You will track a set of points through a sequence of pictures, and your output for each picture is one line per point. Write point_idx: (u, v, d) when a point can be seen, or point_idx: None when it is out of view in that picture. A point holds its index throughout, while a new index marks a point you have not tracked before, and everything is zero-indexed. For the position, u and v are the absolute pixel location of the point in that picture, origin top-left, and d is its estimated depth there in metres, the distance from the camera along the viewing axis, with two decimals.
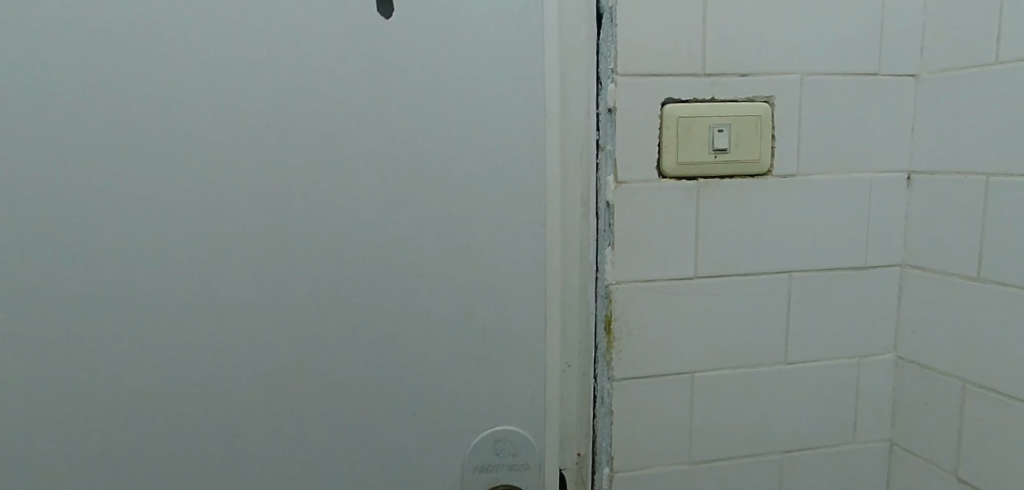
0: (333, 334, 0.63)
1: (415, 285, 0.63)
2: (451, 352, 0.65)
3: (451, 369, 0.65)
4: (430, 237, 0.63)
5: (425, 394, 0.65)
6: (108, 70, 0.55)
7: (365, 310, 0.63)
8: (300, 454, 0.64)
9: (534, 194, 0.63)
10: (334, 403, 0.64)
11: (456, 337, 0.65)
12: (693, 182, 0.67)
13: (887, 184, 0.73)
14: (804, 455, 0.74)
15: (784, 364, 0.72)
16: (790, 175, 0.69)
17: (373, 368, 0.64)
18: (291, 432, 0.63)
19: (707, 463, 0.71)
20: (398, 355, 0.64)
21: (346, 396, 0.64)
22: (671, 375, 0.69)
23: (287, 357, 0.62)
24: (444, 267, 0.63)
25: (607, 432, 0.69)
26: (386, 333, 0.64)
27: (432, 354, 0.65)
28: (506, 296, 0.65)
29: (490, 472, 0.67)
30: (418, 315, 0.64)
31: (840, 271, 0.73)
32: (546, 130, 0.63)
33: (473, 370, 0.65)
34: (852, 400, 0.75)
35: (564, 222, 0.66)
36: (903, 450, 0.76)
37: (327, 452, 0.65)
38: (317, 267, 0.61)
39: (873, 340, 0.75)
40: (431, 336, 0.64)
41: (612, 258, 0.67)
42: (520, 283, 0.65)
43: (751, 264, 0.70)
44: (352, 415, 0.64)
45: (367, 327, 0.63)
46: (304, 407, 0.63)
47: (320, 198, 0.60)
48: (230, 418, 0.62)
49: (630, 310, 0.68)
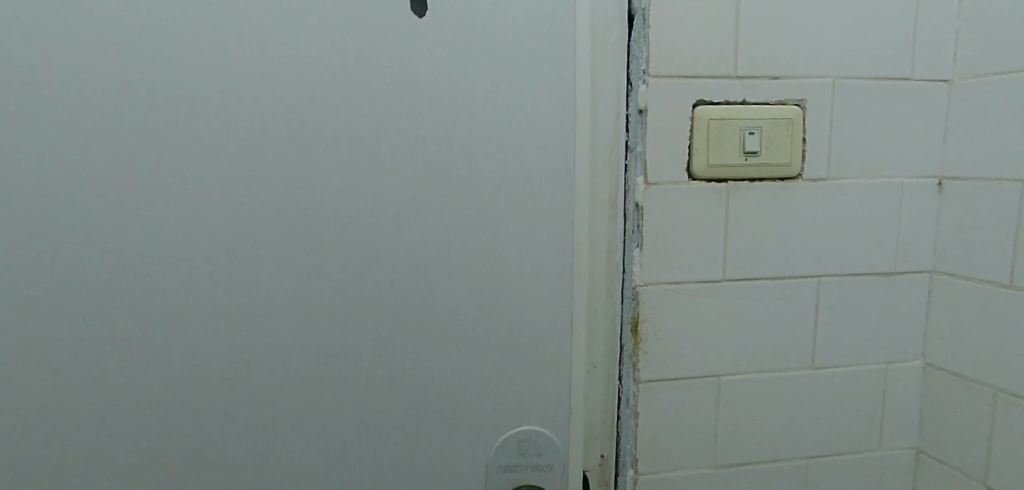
0: (361, 330, 0.63)
1: (443, 283, 0.64)
2: (478, 351, 0.65)
3: (478, 368, 0.65)
4: (458, 236, 0.63)
5: (452, 392, 0.66)
6: (149, 68, 0.56)
7: (393, 307, 0.63)
8: (326, 450, 0.65)
9: (563, 195, 0.64)
10: (361, 399, 0.64)
11: (483, 336, 0.65)
12: (723, 184, 0.67)
13: (918, 189, 0.72)
14: (830, 461, 0.74)
15: (811, 369, 0.72)
16: (820, 179, 0.69)
17: (400, 365, 0.64)
18: (318, 426, 0.64)
19: (732, 467, 0.71)
20: (425, 352, 0.64)
21: (373, 393, 0.64)
22: (697, 378, 0.69)
23: (316, 353, 0.63)
24: (472, 267, 0.64)
25: (632, 434, 0.69)
26: (414, 330, 0.64)
27: (458, 353, 0.65)
28: (533, 296, 0.65)
29: (513, 472, 0.67)
30: (445, 313, 0.64)
31: (869, 277, 0.72)
32: (575, 131, 0.63)
33: (499, 369, 0.66)
34: (878, 406, 0.74)
35: (592, 222, 0.66)
36: (930, 457, 0.75)
37: (353, 449, 0.65)
38: (347, 264, 0.62)
39: (901, 346, 0.74)
40: (458, 334, 0.65)
41: (641, 260, 0.66)
42: (547, 283, 0.65)
43: (780, 268, 0.69)
44: (378, 411, 0.65)
45: (395, 325, 0.64)
46: (332, 403, 0.64)
47: (352, 195, 0.61)
48: (258, 412, 0.63)
49: (657, 311, 0.67)
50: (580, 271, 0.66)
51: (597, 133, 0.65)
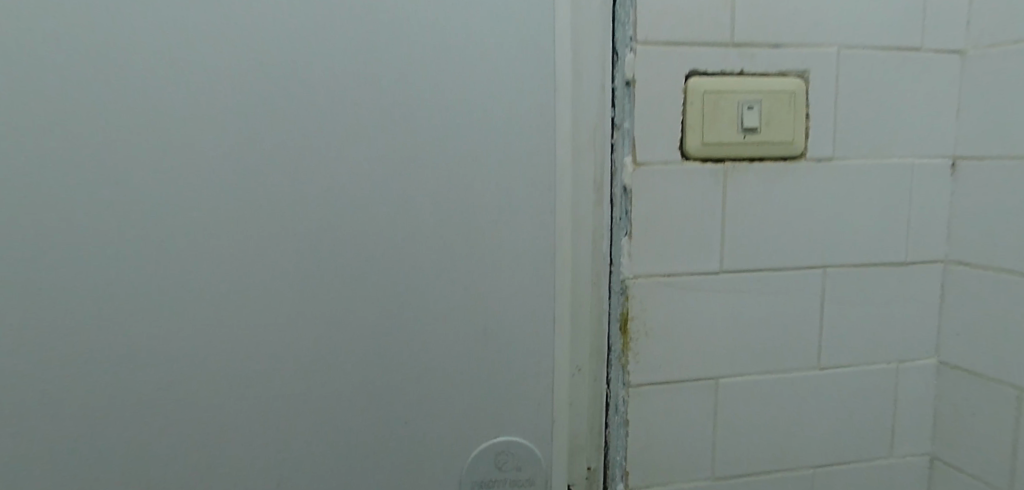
0: (316, 332, 0.56)
1: (409, 276, 0.56)
2: (450, 353, 0.58)
3: (450, 372, 0.58)
4: (425, 224, 0.56)
5: (421, 400, 0.58)
6: (55, 27, 0.48)
7: (352, 305, 0.56)
8: (279, 468, 0.57)
9: (542, 176, 0.57)
10: (317, 410, 0.57)
11: (455, 336, 0.58)
12: (720, 165, 0.60)
13: (930, 171, 0.66)
14: (838, 470, 0.67)
15: (817, 369, 0.65)
16: (825, 159, 0.63)
17: (362, 371, 0.57)
18: (268, 441, 0.56)
19: (733, 478, 0.64)
20: (390, 356, 0.57)
21: (331, 403, 0.57)
22: (693, 380, 0.62)
23: (265, 358, 0.55)
24: (442, 258, 0.57)
25: (622, 444, 0.62)
26: (377, 330, 0.57)
27: (428, 356, 0.58)
28: (510, 290, 0.58)
29: (490, 488, 0.60)
30: (413, 310, 0.57)
31: (879, 267, 0.66)
32: (558, 104, 0.57)
33: (474, 373, 0.59)
34: (890, 408, 0.68)
35: (576, 209, 0.59)
36: (947, 465, 0.69)
37: (310, 466, 0.58)
38: (298, 256, 0.54)
39: (913, 341, 0.68)
40: (427, 334, 0.57)
41: (630, 249, 0.59)
42: (527, 276, 0.58)
43: (782, 258, 0.63)
44: (338, 423, 0.57)
45: (355, 325, 0.56)
46: (284, 416, 0.56)
47: (302, 177, 0.53)
48: (197, 428, 0.55)
49: (649, 307, 0.60)
50: (564, 260, 0.59)
51: (580, 109, 0.58)
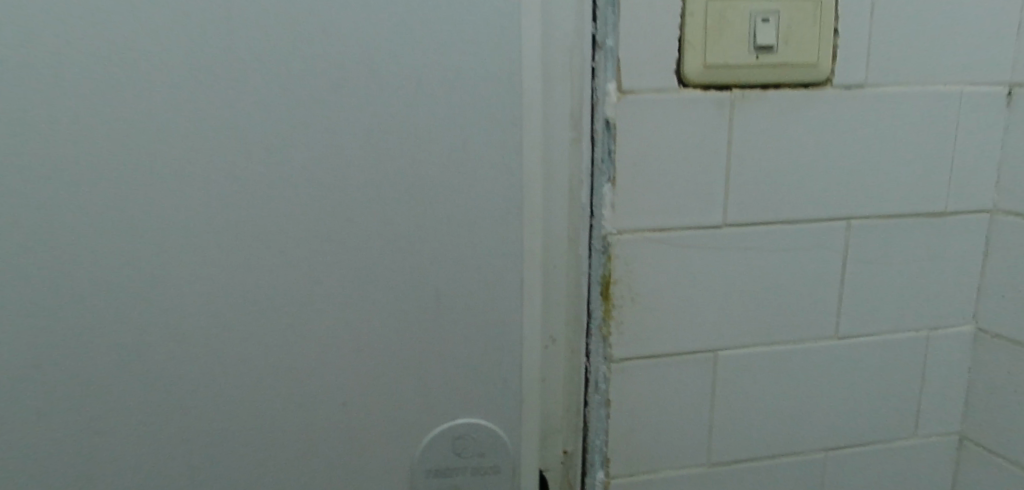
0: (215, 307, 0.43)
1: (336, 236, 0.44)
2: (392, 328, 0.46)
3: (392, 349, 0.47)
4: (353, 173, 0.43)
5: (356, 382, 0.47)
6: None
7: (263, 272, 0.44)
8: (178, 465, 0.46)
9: (509, 106, 0.44)
10: (223, 397, 0.45)
11: (397, 308, 0.46)
12: (726, 92, 0.48)
13: (981, 100, 0.54)
14: (853, 452, 0.59)
15: (834, 340, 0.56)
16: (856, 86, 0.51)
17: (280, 350, 0.45)
18: (162, 438, 0.45)
19: (731, 464, 0.56)
20: (315, 332, 0.45)
21: (240, 388, 0.45)
22: (688, 354, 0.53)
23: (150, 340, 0.43)
24: (379, 213, 0.44)
25: (602, 427, 0.53)
26: (295, 301, 0.45)
27: (363, 332, 0.46)
28: (469, 252, 0.46)
29: (447, 475, 0.51)
30: (343, 277, 0.45)
31: (912, 218, 0.55)
32: (523, 12, 0.43)
33: (422, 349, 0.47)
34: (916, 382, 0.59)
35: (548, 148, 0.47)
36: (977, 445, 0.60)
37: (219, 464, 0.46)
38: (183, 210, 0.41)
39: (948, 305, 0.58)
40: (361, 304, 0.46)
41: (613, 199, 0.49)
42: (490, 233, 0.46)
43: (799, 208, 0.52)
44: (252, 414, 0.46)
45: (268, 297, 0.44)
46: (180, 405, 0.45)
47: (184, 108, 0.39)
48: (66, 423, 0.43)
49: (635, 269, 0.50)
50: (531, 216, 0.47)
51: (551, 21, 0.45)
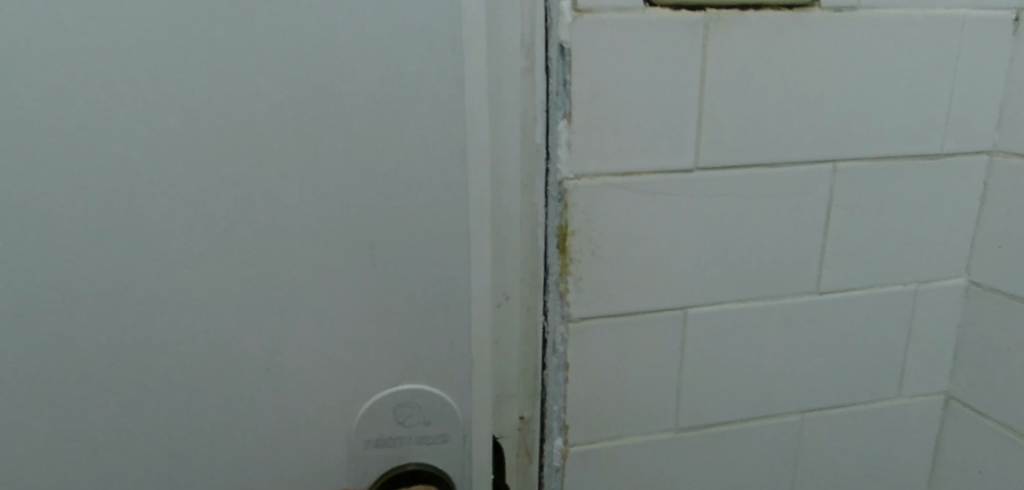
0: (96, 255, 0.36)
1: (242, 180, 0.37)
2: (311, 289, 0.39)
3: (318, 310, 0.40)
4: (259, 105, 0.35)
5: (276, 348, 0.40)
6: None
7: (154, 225, 0.36)
8: (63, 442, 0.39)
9: (447, 26, 0.36)
10: (113, 364, 0.38)
11: (319, 262, 0.39)
12: (699, 15, 0.42)
13: (987, 27, 0.48)
14: (832, 414, 0.55)
15: (815, 295, 0.51)
16: (847, 8, 0.45)
17: (179, 309, 0.38)
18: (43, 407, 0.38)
19: (701, 428, 0.52)
20: (220, 291, 0.38)
21: (133, 355, 0.38)
22: (654, 312, 0.48)
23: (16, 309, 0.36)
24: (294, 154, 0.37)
25: (560, 391, 0.48)
26: (193, 255, 0.37)
27: (281, 290, 0.39)
28: (406, 202, 0.39)
29: (390, 447, 0.45)
30: (251, 226, 0.38)
31: (905, 161, 0.50)
32: None
33: (352, 309, 0.41)
34: (902, 341, 0.55)
35: (495, 77, 0.41)
36: (965, 407, 0.57)
37: (113, 440, 0.40)
38: (47, 149, 0.34)
39: (940, 257, 0.53)
40: (276, 255, 0.39)
41: (569, 138, 0.43)
42: (427, 174, 0.39)
43: (780, 150, 0.47)
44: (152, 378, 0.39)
45: (161, 254, 0.37)
46: (57, 378, 0.38)
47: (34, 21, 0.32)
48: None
49: (595, 218, 0.45)
50: (478, 151, 0.39)
51: None
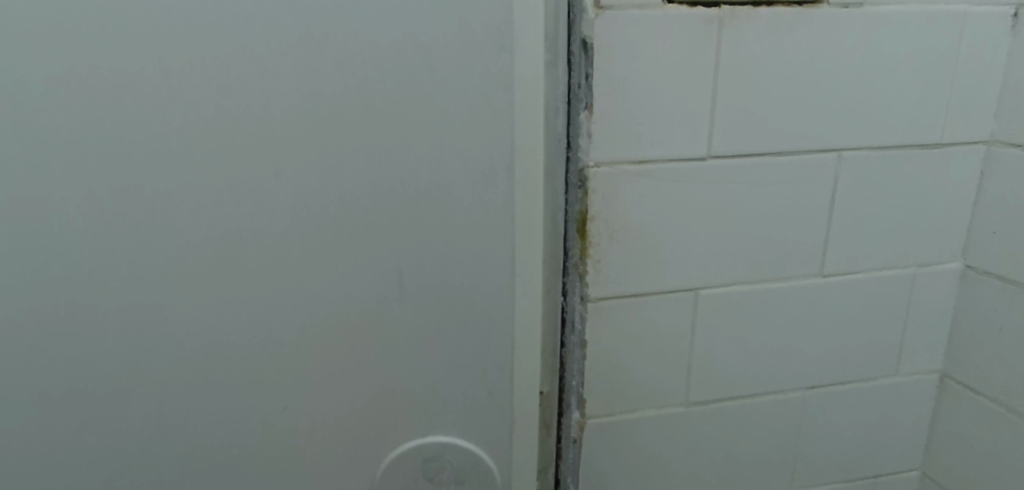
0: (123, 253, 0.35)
1: (274, 200, 0.35)
2: (351, 327, 0.38)
3: (362, 364, 0.39)
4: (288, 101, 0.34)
5: (311, 400, 0.40)
6: None
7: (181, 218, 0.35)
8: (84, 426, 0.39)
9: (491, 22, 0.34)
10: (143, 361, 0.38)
11: (365, 312, 0.38)
12: (714, 10, 0.44)
13: (986, 22, 0.51)
14: (833, 391, 0.58)
15: (819, 278, 0.54)
16: (854, 5, 0.47)
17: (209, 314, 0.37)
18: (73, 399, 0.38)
19: (710, 403, 0.55)
20: (267, 332, 0.38)
21: (182, 390, 0.39)
22: (667, 293, 0.51)
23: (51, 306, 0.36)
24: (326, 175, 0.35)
25: (578, 368, 0.50)
26: (241, 294, 0.37)
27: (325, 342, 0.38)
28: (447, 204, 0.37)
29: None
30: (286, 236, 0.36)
31: (906, 150, 0.52)
32: None
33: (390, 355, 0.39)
34: (900, 322, 0.57)
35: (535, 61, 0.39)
36: (958, 384, 0.60)
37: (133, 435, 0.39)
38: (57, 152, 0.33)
39: (938, 242, 0.56)
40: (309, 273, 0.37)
41: (590, 128, 0.45)
42: (472, 215, 0.37)
43: (789, 140, 0.49)
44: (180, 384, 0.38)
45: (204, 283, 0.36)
46: (107, 395, 0.38)
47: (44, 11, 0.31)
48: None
49: (614, 204, 0.47)
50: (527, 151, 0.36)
51: None
